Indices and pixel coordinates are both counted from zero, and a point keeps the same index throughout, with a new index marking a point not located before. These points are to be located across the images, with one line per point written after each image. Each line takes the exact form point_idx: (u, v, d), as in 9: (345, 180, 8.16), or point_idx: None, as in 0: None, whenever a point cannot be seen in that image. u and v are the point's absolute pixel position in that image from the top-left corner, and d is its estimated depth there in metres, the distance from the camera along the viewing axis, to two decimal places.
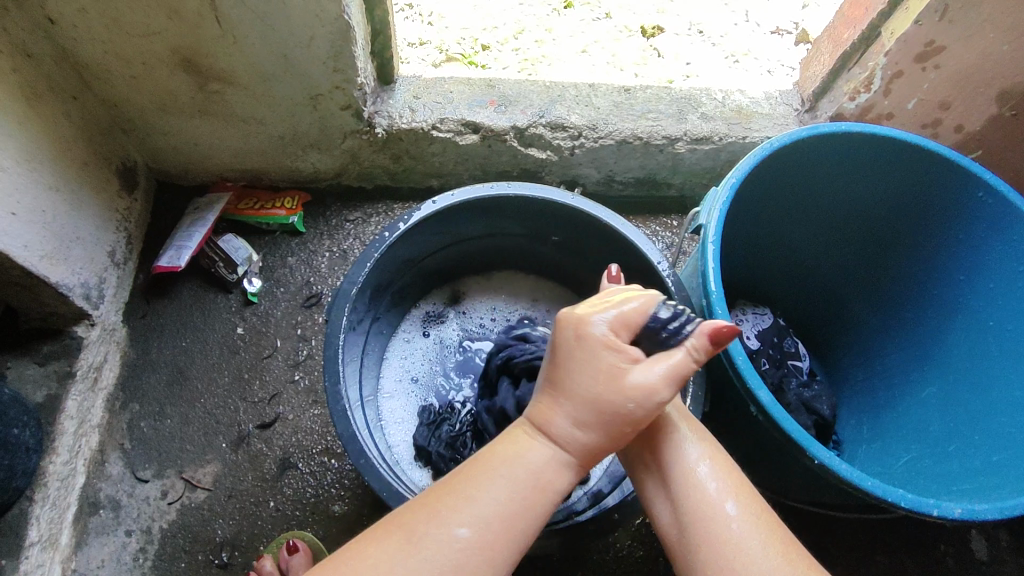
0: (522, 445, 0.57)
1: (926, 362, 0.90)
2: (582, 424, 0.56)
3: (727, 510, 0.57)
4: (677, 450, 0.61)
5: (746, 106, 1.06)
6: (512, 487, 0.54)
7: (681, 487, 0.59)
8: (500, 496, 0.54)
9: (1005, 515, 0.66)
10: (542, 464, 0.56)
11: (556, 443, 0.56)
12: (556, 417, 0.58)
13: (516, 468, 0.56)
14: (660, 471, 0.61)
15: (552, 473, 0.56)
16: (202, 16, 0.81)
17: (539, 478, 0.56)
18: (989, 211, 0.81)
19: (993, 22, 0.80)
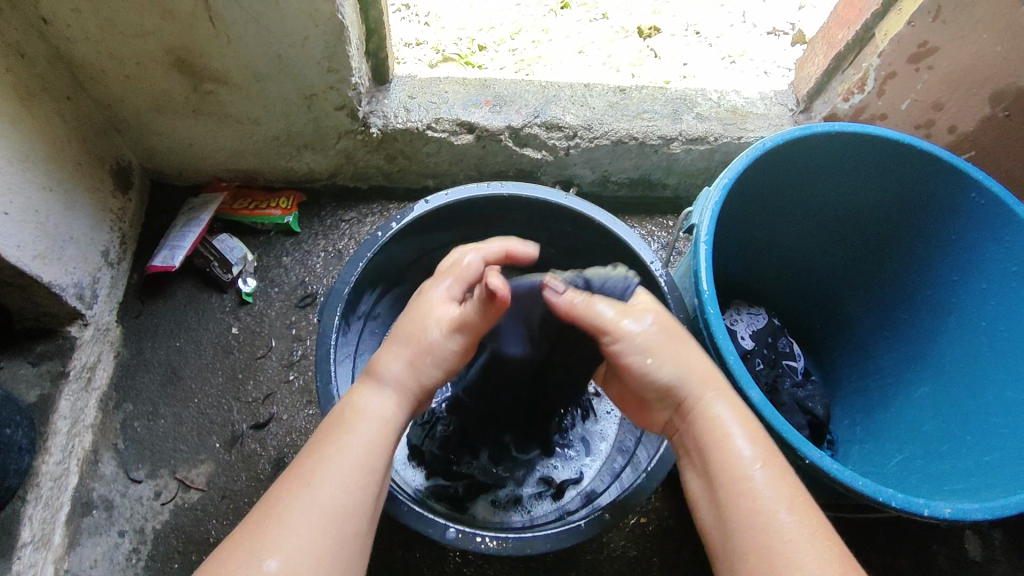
0: (357, 393, 0.63)
1: (919, 363, 0.90)
2: (405, 383, 0.63)
3: (776, 502, 0.55)
4: (711, 441, 0.60)
5: (741, 106, 1.06)
6: (367, 433, 0.59)
7: (718, 469, 0.59)
8: (354, 459, 0.57)
9: (996, 515, 0.66)
10: (379, 405, 0.61)
11: (385, 410, 0.61)
12: (345, 430, 0.59)
13: (329, 443, 0.58)
14: (699, 447, 0.61)
15: (358, 438, 0.59)
16: (195, 16, 0.80)
17: (344, 451, 0.58)
18: (982, 212, 0.81)
19: (987, 23, 0.80)
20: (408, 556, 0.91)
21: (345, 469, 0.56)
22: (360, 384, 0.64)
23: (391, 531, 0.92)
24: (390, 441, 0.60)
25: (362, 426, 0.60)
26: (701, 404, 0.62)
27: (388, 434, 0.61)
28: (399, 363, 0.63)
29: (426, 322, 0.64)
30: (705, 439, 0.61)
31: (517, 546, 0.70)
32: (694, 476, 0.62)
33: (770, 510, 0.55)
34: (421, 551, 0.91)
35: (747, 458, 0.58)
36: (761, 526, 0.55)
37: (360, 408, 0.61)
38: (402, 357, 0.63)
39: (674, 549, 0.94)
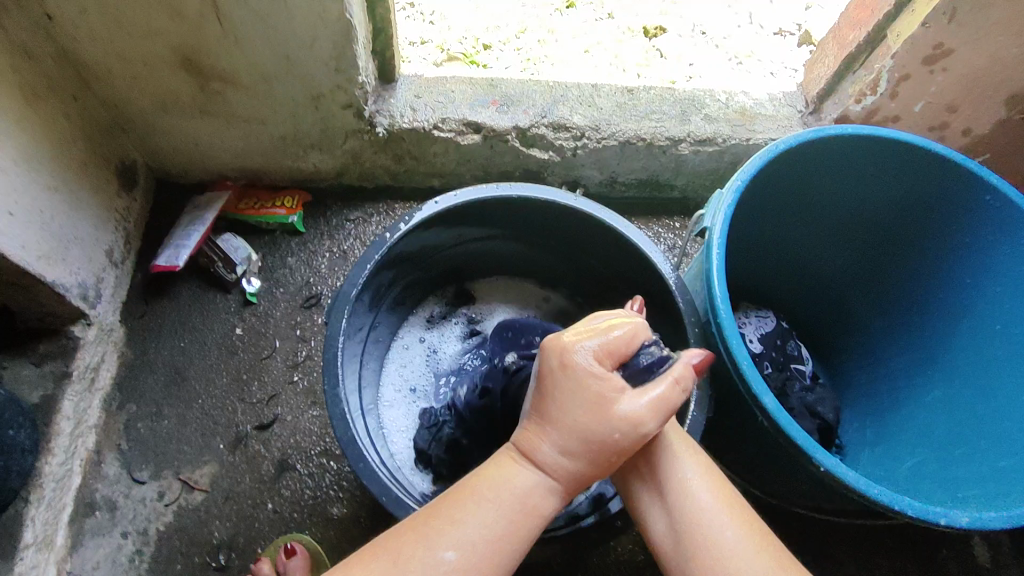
0: (509, 470, 0.59)
1: (931, 366, 0.89)
2: (564, 471, 0.58)
3: (700, 499, 0.60)
4: (663, 456, 0.63)
5: (750, 108, 1.05)
6: (500, 509, 0.57)
7: (670, 484, 0.62)
8: (499, 522, 0.57)
9: (1013, 523, 0.65)
10: (531, 488, 0.58)
11: (535, 489, 0.58)
12: (483, 496, 0.58)
13: (503, 493, 0.58)
14: (645, 460, 0.63)
15: (539, 499, 0.58)
16: (203, 14, 0.80)
17: (524, 503, 0.58)
18: (997, 215, 0.80)
19: (1003, 26, 0.80)
20: None
21: (464, 543, 0.55)
22: (511, 457, 0.60)
23: None
24: (528, 524, 0.58)
25: (508, 499, 0.57)
26: (666, 452, 0.63)
27: (534, 519, 0.58)
28: (551, 450, 0.58)
29: (542, 434, 0.59)
30: (655, 462, 0.63)
31: None
32: (643, 492, 0.63)
33: (705, 503, 0.60)
34: None
35: (697, 479, 0.62)
36: (713, 530, 0.58)
37: (515, 479, 0.58)
38: (552, 443, 0.58)
39: None
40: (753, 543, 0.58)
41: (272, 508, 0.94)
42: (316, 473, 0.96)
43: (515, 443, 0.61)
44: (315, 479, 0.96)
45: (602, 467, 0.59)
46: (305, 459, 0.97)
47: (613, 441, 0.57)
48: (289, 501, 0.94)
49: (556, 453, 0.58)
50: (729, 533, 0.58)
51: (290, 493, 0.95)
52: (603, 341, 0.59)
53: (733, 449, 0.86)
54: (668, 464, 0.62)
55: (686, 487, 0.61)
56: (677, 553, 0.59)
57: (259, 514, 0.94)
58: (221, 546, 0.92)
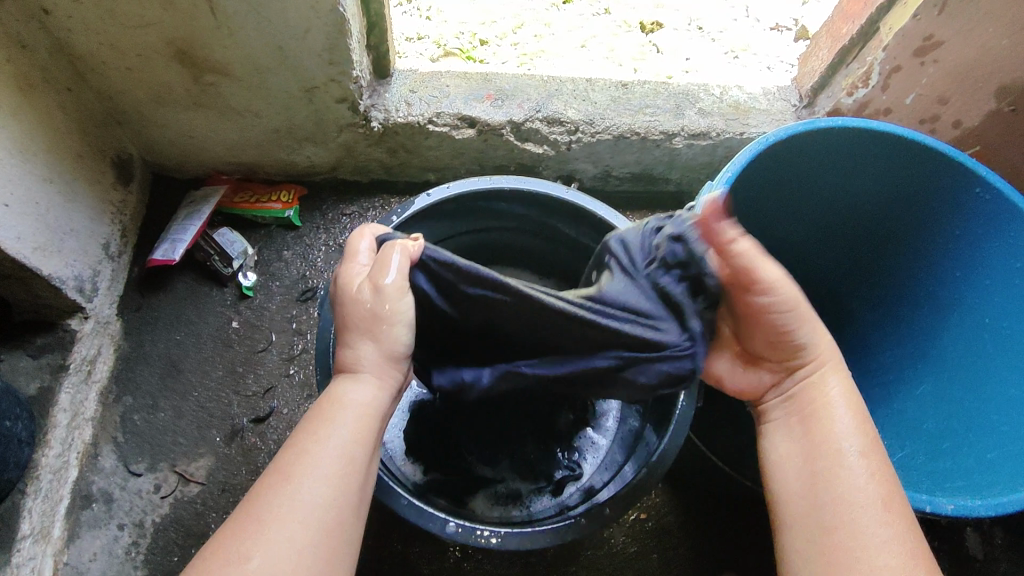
0: (339, 390, 0.62)
1: (922, 358, 0.90)
2: (381, 365, 0.63)
3: (853, 467, 0.61)
4: (818, 416, 0.66)
5: (744, 101, 1.05)
6: (343, 431, 0.59)
7: (821, 436, 0.64)
8: (343, 439, 0.59)
9: (996, 512, 0.66)
10: (360, 399, 0.61)
11: (370, 396, 0.62)
12: (325, 420, 0.59)
13: (336, 409, 0.60)
14: (797, 420, 0.67)
15: (370, 404, 0.61)
16: (196, 6, 0.80)
17: (360, 412, 0.60)
18: (987, 208, 0.81)
19: (992, 17, 0.80)
20: (408, 550, 0.91)
21: (329, 457, 0.57)
22: (336, 379, 0.64)
23: (390, 525, 0.92)
24: (368, 431, 0.60)
25: (344, 417, 0.60)
26: (813, 389, 0.67)
27: (369, 426, 0.61)
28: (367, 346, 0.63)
29: (369, 346, 0.63)
30: (809, 411, 0.67)
31: (517, 540, 0.70)
32: (783, 444, 0.67)
33: (855, 473, 0.61)
34: (421, 544, 0.91)
35: (846, 436, 0.64)
36: (841, 498, 0.60)
37: (344, 398, 0.61)
38: (364, 344, 0.63)
39: (675, 544, 0.93)
40: (892, 517, 0.59)
41: None
42: None
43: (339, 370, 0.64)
44: None
45: (393, 378, 0.64)
46: None
47: (393, 352, 0.64)
48: None
49: (373, 355, 0.63)
50: (867, 503, 0.59)
51: None
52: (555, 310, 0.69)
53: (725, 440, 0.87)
54: (822, 422, 0.65)
55: (837, 452, 0.63)
56: (806, 513, 0.61)
57: None
58: None
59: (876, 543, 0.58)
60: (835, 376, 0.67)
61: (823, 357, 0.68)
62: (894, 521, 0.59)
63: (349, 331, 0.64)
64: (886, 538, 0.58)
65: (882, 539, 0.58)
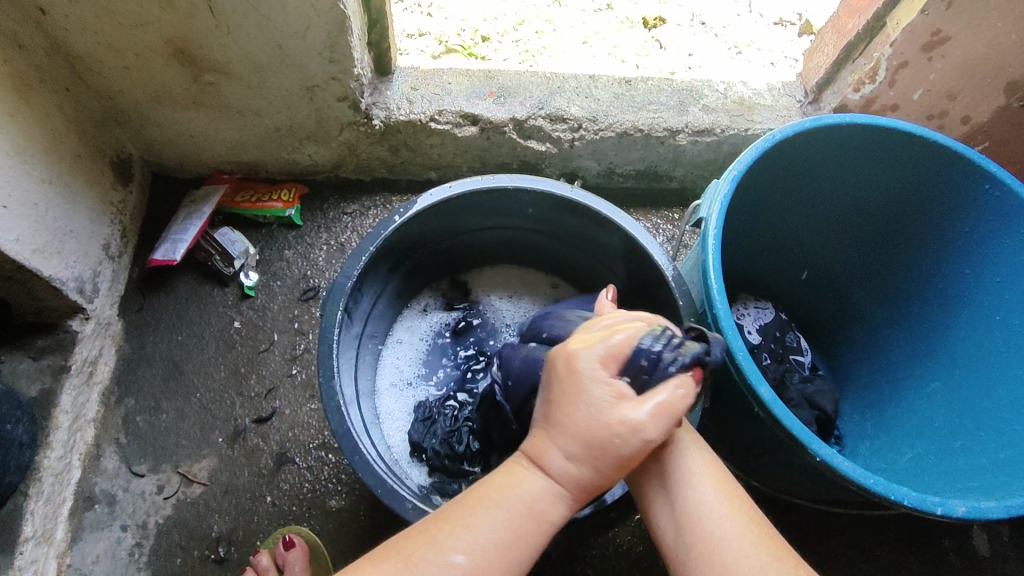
0: (517, 474, 0.57)
1: (931, 356, 0.89)
2: (569, 476, 0.56)
3: (733, 533, 0.57)
4: (693, 482, 0.60)
5: (748, 97, 1.04)
6: (508, 516, 0.55)
7: (701, 507, 0.59)
8: (506, 525, 0.54)
9: (1009, 514, 0.65)
10: (538, 493, 0.56)
11: (562, 481, 0.56)
12: (512, 513, 0.55)
13: (509, 493, 0.55)
14: (674, 482, 0.61)
15: (545, 506, 0.55)
16: (194, 5, 0.79)
17: (531, 509, 0.55)
18: (997, 204, 0.80)
19: (1001, 12, 0.79)
20: None
21: (473, 547, 0.53)
22: (513, 463, 0.58)
23: None
24: (537, 531, 0.55)
25: (516, 507, 0.55)
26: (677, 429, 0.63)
27: (540, 527, 0.55)
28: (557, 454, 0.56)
29: (523, 480, 0.56)
30: (682, 476, 0.61)
31: None
32: (678, 496, 0.60)
33: (733, 539, 0.57)
34: None
35: (711, 502, 0.59)
36: (699, 512, 0.59)
37: (523, 488, 0.56)
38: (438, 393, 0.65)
39: None
40: (755, 532, 0.58)
41: (271, 501, 0.94)
42: (315, 466, 0.96)
43: (522, 451, 0.58)
44: (313, 471, 0.96)
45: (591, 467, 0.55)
46: (304, 453, 0.97)
47: (542, 510, 0.55)
48: (287, 494, 0.94)
49: (564, 462, 0.55)
50: (759, 575, 0.55)
51: (288, 486, 0.95)
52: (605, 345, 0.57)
53: (730, 442, 0.86)
54: (698, 490, 0.60)
55: (720, 525, 0.58)
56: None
57: (257, 507, 0.94)
58: (220, 540, 0.92)
59: None
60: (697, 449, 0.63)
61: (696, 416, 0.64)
62: None
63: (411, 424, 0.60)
64: None
65: (757, 550, 0.56)
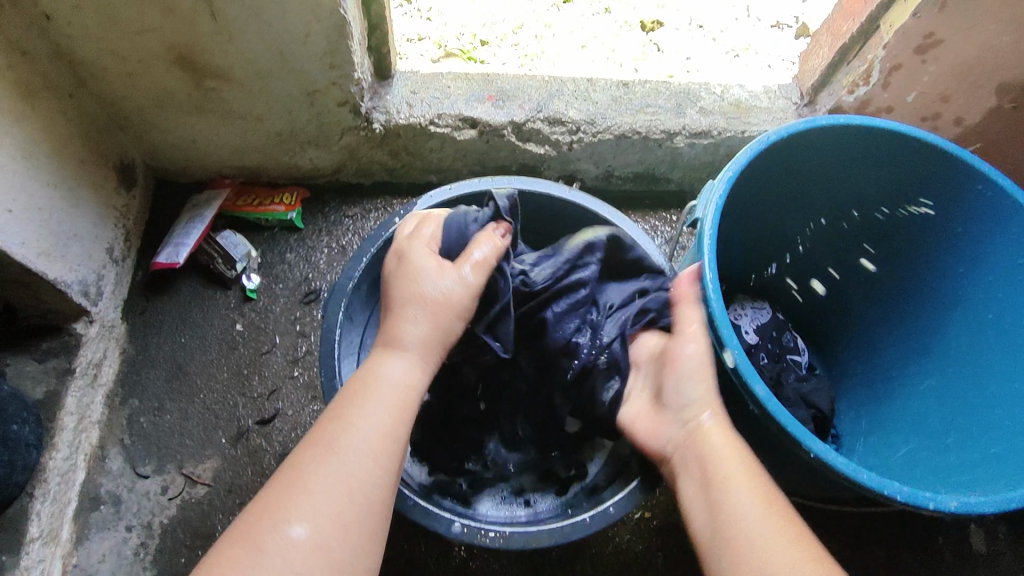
0: (384, 361, 0.66)
1: (925, 354, 0.90)
2: (425, 346, 0.67)
3: (741, 493, 0.64)
4: (708, 459, 0.68)
5: (745, 100, 1.05)
6: (384, 402, 0.63)
7: (712, 475, 0.66)
8: (387, 410, 0.63)
9: (1001, 509, 0.66)
10: (401, 375, 0.65)
11: (409, 376, 0.66)
12: (366, 395, 0.63)
13: (376, 384, 0.64)
14: (694, 463, 0.69)
15: (409, 380, 0.65)
16: (197, 12, 0.81)
17: (399, 388, 0.64)
18: (988, 204, 0.81)
19: (991, 14, 0.80)
20: (413, 550, 0.91)
21: (367, 433, 0.60)
22: (379, 355, 0.67)
23: (397, 525, 0.92)
24: (408, 405, 0.64)
25: (386, 393, 0.64)
26: (703, 434, 0.70)
27: (411, 399, 0.65)
28: (413, 322, 0.68)
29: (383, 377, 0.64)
30: (700, 455, 0.69)
31: (522, 539, 0.71)
32: (687, 482, 0.68)
33: (743, 496, 0.64)
34: (426, 544, 0.92)
35: (733, 467, 0.66)
36: (741, 509, 0.62)
37: (383, 375, 0.65)
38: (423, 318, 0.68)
39: (680, 543, 0.94)
40: (786, 530, 0.61)
41: None
42: None
43: (379, 345, 0.68)
44: None
45: (434, 356, 0.68)
46: None
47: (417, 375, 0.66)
48: None
49: (416, 329, 0.67)
50: (763, 526, 0.61)
51: None
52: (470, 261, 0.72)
53: None
54: (712, 463, 0.67)
55: (729, 484, 0.65)
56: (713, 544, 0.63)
57: None
58: None
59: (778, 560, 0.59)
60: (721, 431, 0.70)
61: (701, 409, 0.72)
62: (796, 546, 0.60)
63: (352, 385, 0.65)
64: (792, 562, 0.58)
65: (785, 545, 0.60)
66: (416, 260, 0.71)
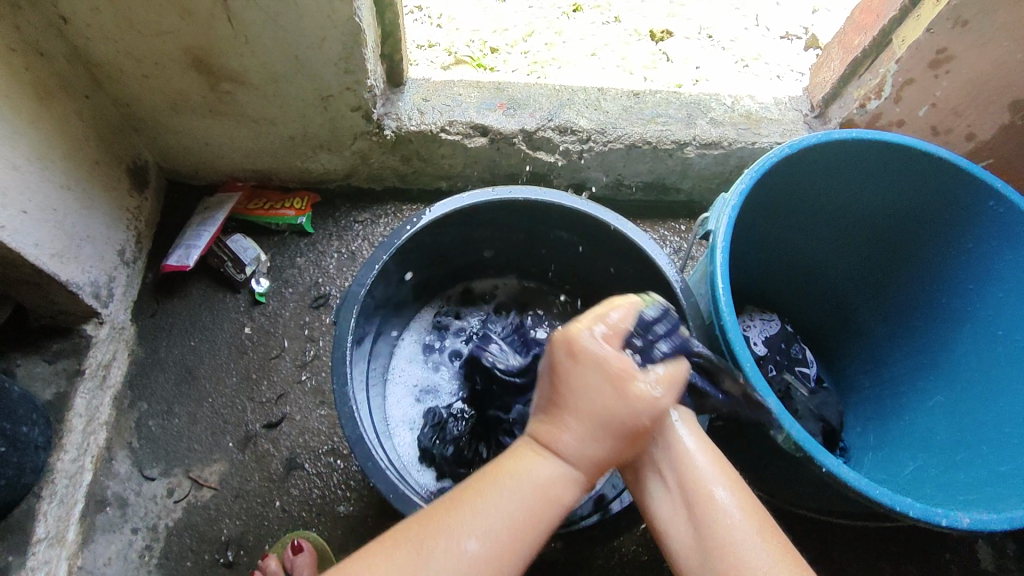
0: (532, 460, 0.58)
1: (934, 368, 0.90)
2: (582, 458, 0.58)
3: (724, 502, 0.58)
4: (684, 465, 0.61)
5: (755, 111, 1.06)
6: (520, 497, 0.56)
7: (690, 484, 0.60)
8: (513, 508, 0.56)
9: (1012, 526, 0.66)
10: (548, 476, 0.58)
11: (553, 473, 0.58)
12: (501, 477, 0.57)
13: (519, 481, 0.57)
14: (671, 476, 0.61)
15: (560, 489, 0.58)
16: (214, 17, 0.81)
17: (546, 492, 0.57)
18: (1000, 219, 0.81)
19: (1005, 30, 0.81)
20: None
21: (545, 450, 0.59)
22: (524, 446, 0.60)
23: None
24: (556, 497, 0.57)
25: (520, 487, 0.57)
26: (672, 434, 0.62)
27: (558, 493, 0.57)
28: (571, 433, 0.58)
29: (530, 461, 0.58)
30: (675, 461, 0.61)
31: None
32: (660, 501, 0.61)
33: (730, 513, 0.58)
34: None
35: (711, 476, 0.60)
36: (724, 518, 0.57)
37: (528, 470, 0.58)
38: (573, 431, 0.58)
39: None
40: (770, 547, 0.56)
41: (280, 506, 0.95)
42: (324, 472, 0.97)
43: (530, 436, 0.61)
44: (322, 477, 0.97)
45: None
46: (313, 458, 0.98)
47: (540, 483, 0.57)
48: (297, 499, 0.95)
49: (575, 441, 0.58)
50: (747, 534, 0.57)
51: (298, 492, 0.96)
52: (608, 323, 0.61)
53: (736, 451, 0.87)
54: (689, 471, 0.60)
55: (710, 494, 0.59)
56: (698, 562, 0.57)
57: (267, 512, 0.95)
58: (229, 544, 0.93)
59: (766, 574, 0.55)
60: (688, 429, 0.63)
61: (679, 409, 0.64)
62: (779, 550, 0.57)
63: (490, 472, 0.59)
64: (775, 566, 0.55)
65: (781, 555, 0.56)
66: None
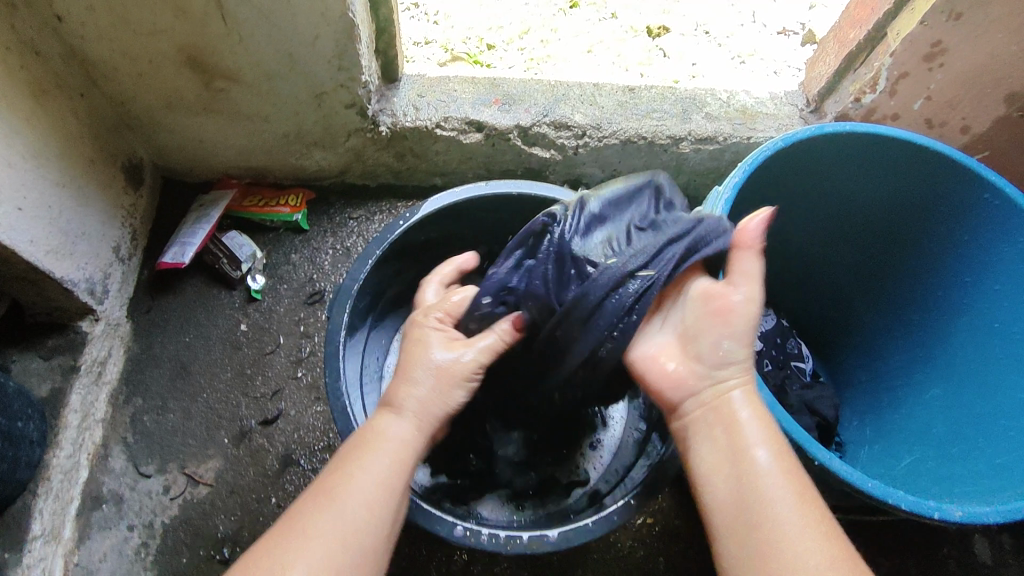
0: (380, 424, 0.65)
1: (930, 363, 0.90)
2: (421, 409, 0.66)
3: (768, 470, 0.60)
4: (736, 429, 0.63)
5: (751, 106, 1.05)
6: (382, 463, 0.62)
7: (733, 445, 0.62)
8: (376, 483, 0.61)
9: (1007, 518, 0.65)
10: (398, 434, 0.64)
11: (406, 435, 0.65)
12: (366, 451, 0.63)
13: (375, 444, 0.63)
14: (721, 430, 0.63)
15: (407, 444, 0.64)
16: (207, 14, 0.81)
17: (396, 451, 0.63)
18: (996, 213, 0.81)
19: (1000, 23, 0.80)
20: (414, 553, 0.91)
21: (371, 485, 0.60)
22: (376, 415, 0.67)
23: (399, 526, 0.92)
24: (399, 477, 0.62)
25: (383, 449, 0.63)
26: (727, 399, 0.65)
27: (405, 460, 0.64)
28: (417, 387, 0.67)
29: (388, 419, 0.65)
30: (726, 420, 0.64)
31: (525, 544, 0.70)
32: (707, 451, 0.63)
33: (772, 482, 0.59)
34: (426, 547, 0.92)
35: (759, 443, 0.62)
36: (768, 508, 0.58)
37: (383, 433, 0.64)
38: (422, 385, 0.67)
39: (679, 549, 0.93)
40: (810, 523, 0.57)
41: (275, 502, 0.95)
42: (319, 467, 0.97)
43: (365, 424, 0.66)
44: (317, 472, 0.97)
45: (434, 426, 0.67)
46: (308, 454, 0.98)
47: (410, 442, 0.64)
48: (292, 495, 0.96)
49: (418, 397, 0.66)
50: (788, 507, 0.58)
51: (293, 487, 0.96)
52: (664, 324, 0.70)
53: None
54: (738, 432, 0.63)
55: (753, 459, 0.61)
56: (729, 519, 0.59)
57: (262, 508, 0.95)
58: (225, 539, 0.93)
59: (797, 550, 0.55)
60: (748, 401, 0.64)
61: (739, 378, 0.65)
62: (817, 529, 0.57)
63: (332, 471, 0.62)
64: (809, 541, 0.56)
65: (813, 541, 0.56)
66: (430, 335, 0.70)
